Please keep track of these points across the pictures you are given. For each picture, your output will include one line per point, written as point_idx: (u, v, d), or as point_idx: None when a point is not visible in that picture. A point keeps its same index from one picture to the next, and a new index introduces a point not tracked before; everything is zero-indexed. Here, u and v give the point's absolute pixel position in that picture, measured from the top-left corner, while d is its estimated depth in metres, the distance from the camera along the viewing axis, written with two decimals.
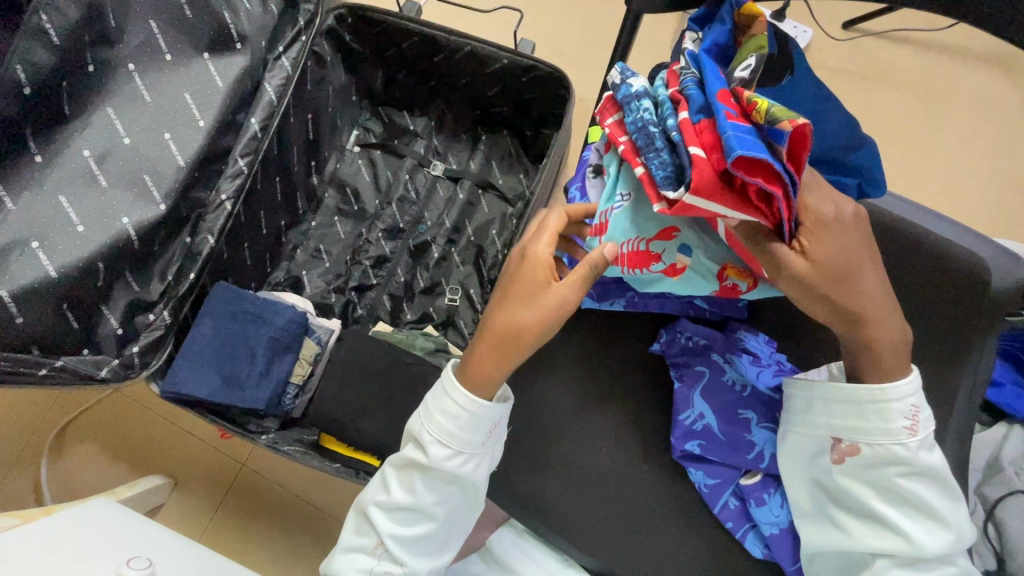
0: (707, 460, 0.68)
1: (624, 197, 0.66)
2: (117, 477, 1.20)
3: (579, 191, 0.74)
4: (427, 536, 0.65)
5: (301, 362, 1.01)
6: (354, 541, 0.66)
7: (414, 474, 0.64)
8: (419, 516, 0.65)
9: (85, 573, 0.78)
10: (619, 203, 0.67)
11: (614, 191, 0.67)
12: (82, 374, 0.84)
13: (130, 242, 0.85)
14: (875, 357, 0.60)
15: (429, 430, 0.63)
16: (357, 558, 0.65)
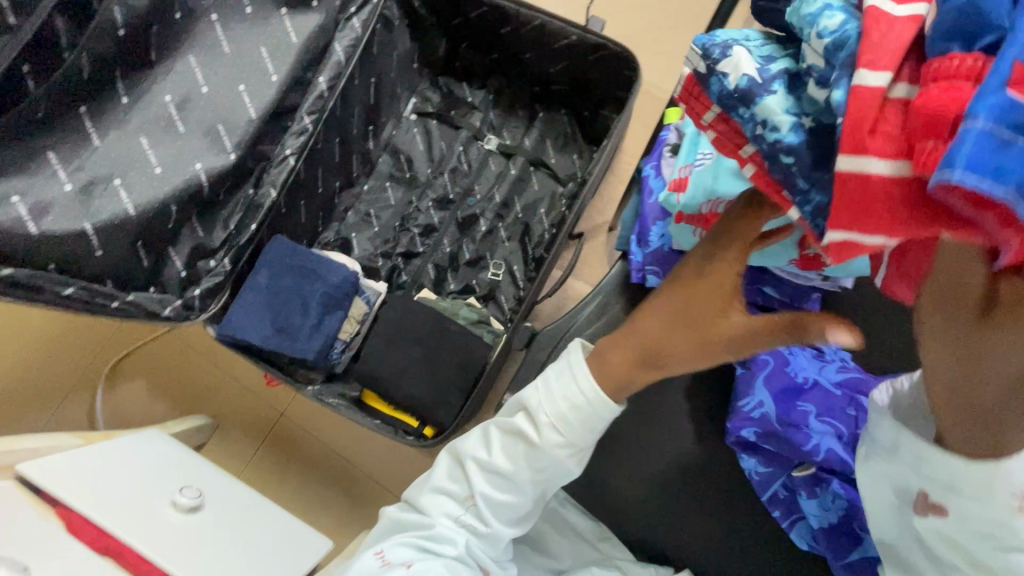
0: (760, 449, 0.68)
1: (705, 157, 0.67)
2: (164, 413, 1.26)
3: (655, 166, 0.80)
4: (514, 502, 0.67)
5: (349, 320, 1.03)
6: (444, 484, 0.69)
7: (518, 446, 0.65)
8: (512, 485, 0.67)
9: (142, 496, 0.84)
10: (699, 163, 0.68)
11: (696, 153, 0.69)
12: (147, 310, 0.88)
13: (200, 188, 0.88)
14: (995, 440, 0.43)
15: (541, 409, 0.63)
16: (445, 502, 0.69)
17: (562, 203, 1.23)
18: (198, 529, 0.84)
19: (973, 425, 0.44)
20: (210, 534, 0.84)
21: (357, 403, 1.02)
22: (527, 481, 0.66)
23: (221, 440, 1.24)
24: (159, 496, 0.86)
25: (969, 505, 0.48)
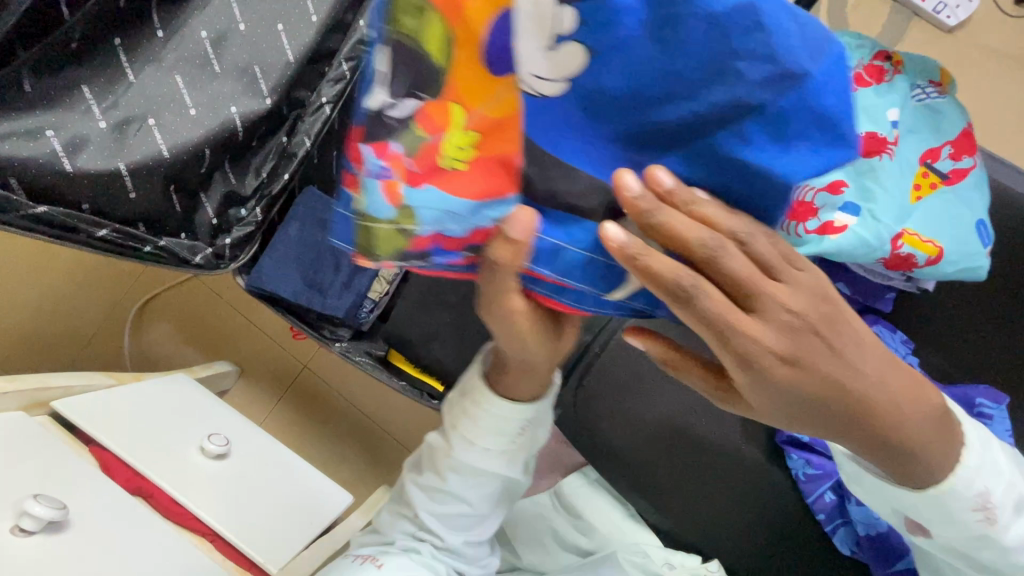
0: (810, 450, 0.70)
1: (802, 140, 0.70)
2: (191, 354, 1.28)
3: None
4: (460, 513, 0.69)
5: (379, 280, 0.99)
6: (398, 503, 0.74)
7: (448, 465, 0.67)
8: (452, 498, 0.69)
9: (171, 439, 0.85)
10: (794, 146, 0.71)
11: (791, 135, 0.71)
12: (179, 257, 0.89)
13: (235, 133, 0.85)
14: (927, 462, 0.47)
15: (456, 433, 0.65)
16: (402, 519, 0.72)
17: None
18: (227, 476, 0.86)
19: (904, 457, 0.46)
20: (239, 481, 0.86)
21: (383, 362, 1.00)
22: (467, 492, 0.68)
23: (245, 386, 1.25)
24: (189, 439, 0.88)
25: (934, 513, 0.51)
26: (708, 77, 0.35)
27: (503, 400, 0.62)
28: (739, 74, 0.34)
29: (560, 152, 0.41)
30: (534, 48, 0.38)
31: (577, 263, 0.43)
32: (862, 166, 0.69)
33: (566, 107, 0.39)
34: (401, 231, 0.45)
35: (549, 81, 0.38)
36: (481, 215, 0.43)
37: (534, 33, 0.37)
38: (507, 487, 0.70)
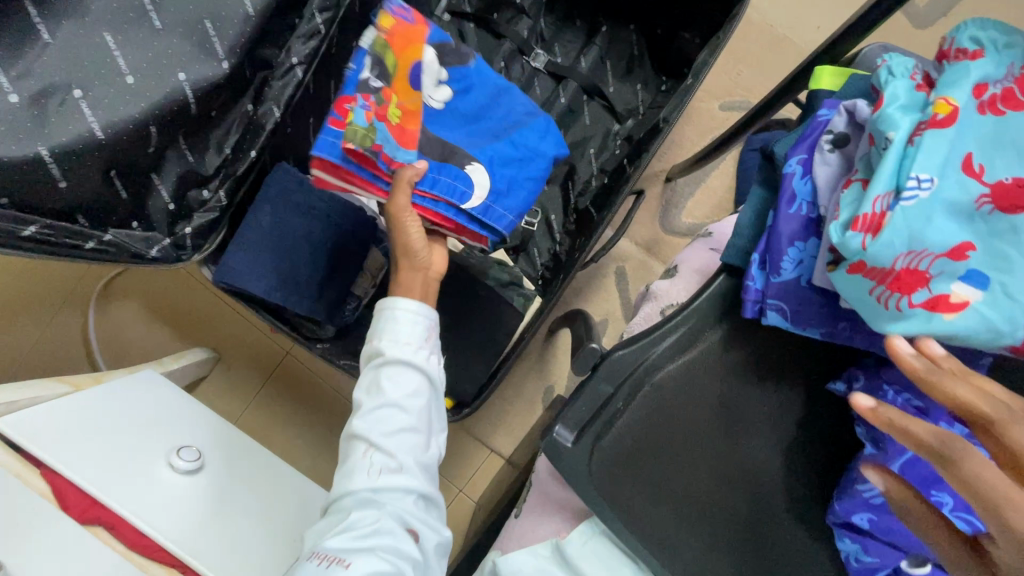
0: (876, 541, 0.44)
1: (920, 178, 0.40)
2: (163, 339, 1.18)
3: (798, 166, 0.48)
4: (405, 433, 0.62)
5: (364, 274, 0.92)
6: (339, 475, 0.62)
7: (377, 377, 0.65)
8: (396, 415, 0.63)
9: (134, 455, 0.77)
10: (907, 184, 0.41)
11: (900, 168, 0.41)
12: (132, 251, 0.76)
13: (186, 104, 0.71)
14: None
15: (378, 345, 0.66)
16: (346, 487, 0.60)
17: (616, 145, 1.05)
18: (199, 495, 0.78)
19: None
20: (214, 501, 0.79)
21: None
22: (402, 398, 0.63)
23: (225, 372, 1.17)
24: (154, 452, 0.80)
25: None
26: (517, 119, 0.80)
27: (421, 307, 0.68)
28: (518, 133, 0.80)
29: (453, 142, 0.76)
30: (431, 82, 0.77)
31: (450, 191, 0.73)
32: (994, 222, 0.40)
33: (451, 124, 0.77)
34: (368, 137, 0.70)
35: (438, 95, 0.77)
36: (396, 151, 0.72)
37: (430, 74, 0.76)
38: (439, 408, 0.68)
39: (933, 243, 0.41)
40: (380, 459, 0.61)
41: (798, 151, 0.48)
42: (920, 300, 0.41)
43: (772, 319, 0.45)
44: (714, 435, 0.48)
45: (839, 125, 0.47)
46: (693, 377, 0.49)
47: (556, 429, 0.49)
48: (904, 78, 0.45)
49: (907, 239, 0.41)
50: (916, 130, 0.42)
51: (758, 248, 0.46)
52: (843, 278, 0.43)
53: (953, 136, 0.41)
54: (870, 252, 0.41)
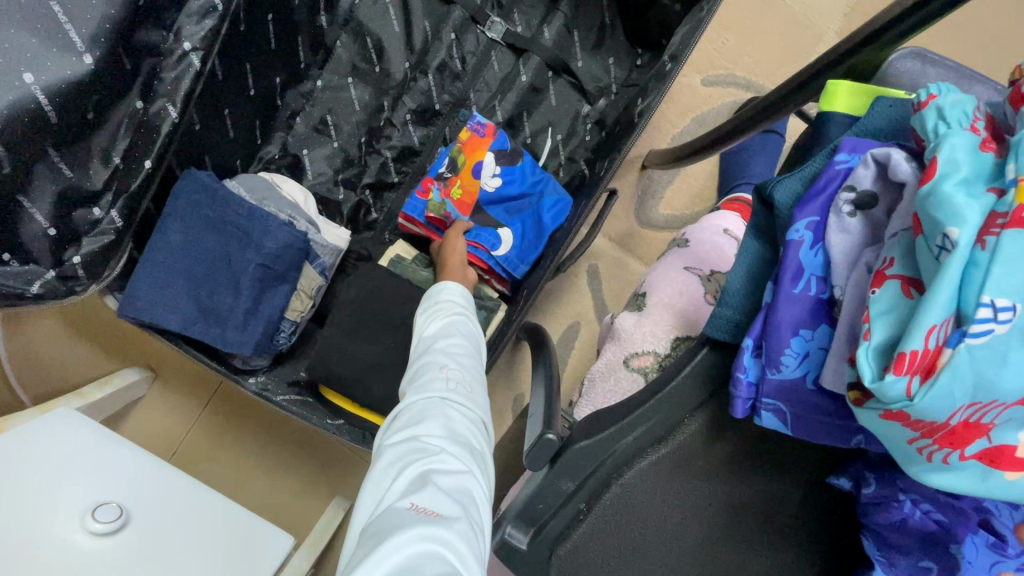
0: None
1: (1005, 308, 0.22)
2: (86, 358, 1.04)
3: (803, 235, 0.32)
4: (480, 375, 0.56)
5: (299, 295, 0.79)
6: (409, 408, 0.51)
7: (449, 325, 0.61)
8: (470, 358, 0.57)
9: (39, 521, 0.68)
10: (983, 311, 0.22)
11: (969, 279, 0.22)
12: (8, 294, 0.63)
13: (42, 113, 0.57)
14: None
15: (442, 306, 0.63)
16: (425, 414, 0.49)
17: (586, 132, 0.93)
18: (116, 560, 0.69)
19: None
20: (136, 562, 0.70)
21: (313, 394, 0.81)
22: (474, 348, 0.59)
23: (163, 392, 1.06)
24: (65, 514, 0.70)
25: None
26: (538, 184, 0.87)
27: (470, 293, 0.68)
28: (540, 201, 0.86)
29: (491, 211, 0.87)
30: (488, 174, 0.87)
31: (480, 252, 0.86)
32: None
33: (496, 198, 0.88)
34: (432, 208, 0.86)
35: (491, 184, 0.87)
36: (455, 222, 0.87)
37: (487, 169, 0.87)
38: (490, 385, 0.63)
39: (1012, 393, 0.22)
40: (462, 391, 0.52)
41: (803, 213, 0.32)
42: (981, 459, 0.24)
43: (770, 423, 0.34)
44: (696, 540, 0.40)
45: (864, 180, 0.31)
46: (674, 472, 0.39)
47: (507, 530, 0.42)
48: (966, 126, 0.26)
49: (979, 387, 0.22)
50: (990, 224, 0.23)
51: (754, 329, 0.34)
52: (874, 422, 0.25)
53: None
54: (919, 409, 0.23)
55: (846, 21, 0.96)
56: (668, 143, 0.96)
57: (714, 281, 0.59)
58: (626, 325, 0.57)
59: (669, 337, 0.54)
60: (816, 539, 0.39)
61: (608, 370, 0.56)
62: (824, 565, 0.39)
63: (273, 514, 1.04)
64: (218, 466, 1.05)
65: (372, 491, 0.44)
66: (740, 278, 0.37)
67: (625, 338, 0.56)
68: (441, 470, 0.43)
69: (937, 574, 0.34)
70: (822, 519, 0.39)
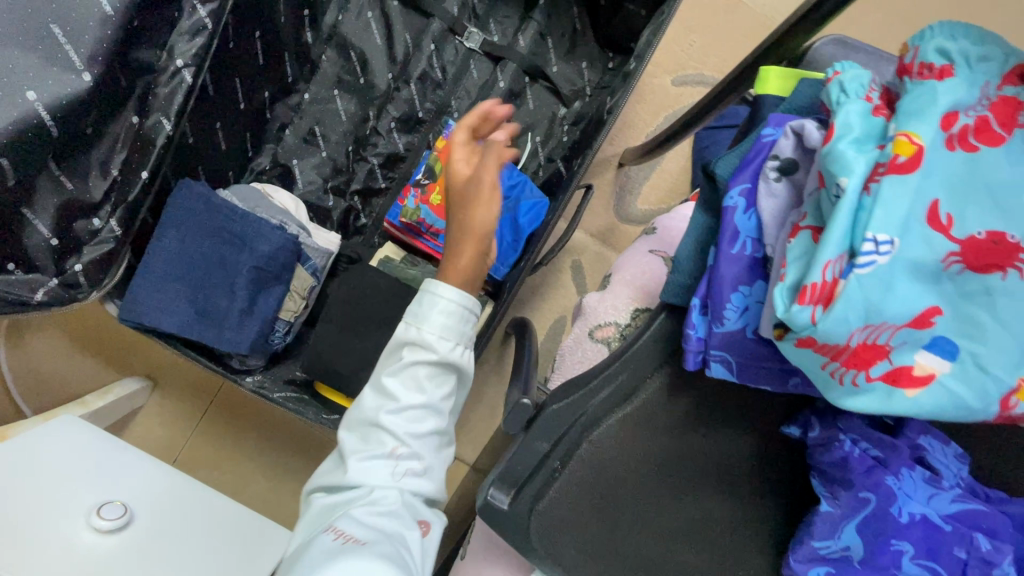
0: None
1: (884, 241, 0.26)
2: (87, 371, 1.07)
3: (737, 202, 0.36)
4: (435, 433, 0.58)
5: (292, 296, 0.82)
6: (357, 451, 0.56)
7: (412, 375, 0.57)
8: (428, 418, 0.57)
9: (46, 520, 0.71)
10: (867, 246, 0.26)
11: (860, 220, 0.26)
12: (12, 299, 0.67)
13: (44, 127, 0.60)
14: None
15: (417, 326, 0.57)
16: (369, 475, 0.55)
17: (564, 132, 0.97)
18: (122, 555, 0.72)
19: None
20: (142, 559, 0.72)
21: (309, 391, 0.85)
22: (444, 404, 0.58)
23: (162, 401, 1.08)
24: (71, 513, 0.73)
25: None
26: (516, 186, 0.91)
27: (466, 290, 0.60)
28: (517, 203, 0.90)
29: None
30: None
31: None
32: (964, 283, 0.27)
33: None
34: (414, 212, 0.89)
35: None
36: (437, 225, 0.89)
37: None
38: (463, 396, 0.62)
39: (897, 312, 0.27)
40: (410, 470, 0.56)
41: (736, 182, 0.36)
42: (887, 381, 0.28)
43: (719, 373, 0.37)
44: (664, 488, 0.43)
45: (786, 149, 0.35)
46: (639, 426, 0.43)
47: (491, 492, 0.45)
48: (862, 95, 0.30)
49: (870, 308, 0.26)
50: (874, 173, 0.27)
51: (699, 290, 0.38)
52: (792, 352, 0.29)
53: (923, 179, 0.26)
54: (821, 331, 0.26)
55: None
56: (641, 140, 1.00)
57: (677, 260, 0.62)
58: (592, 301, 0.61)
59: (629, 308, 0.58)
60: (771, 482, 0.43)
61: (578, 344, 0.60)
62: (782, 505, 0.43)
63: (273, 515, 1.07)
64: (218, 470, 1.08)
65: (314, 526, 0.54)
66: (689, 247, 0.41)
67: (590, 312, 0.60)
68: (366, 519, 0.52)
69: (874, 506, 0.38)
70: (773, 462, 0.43)
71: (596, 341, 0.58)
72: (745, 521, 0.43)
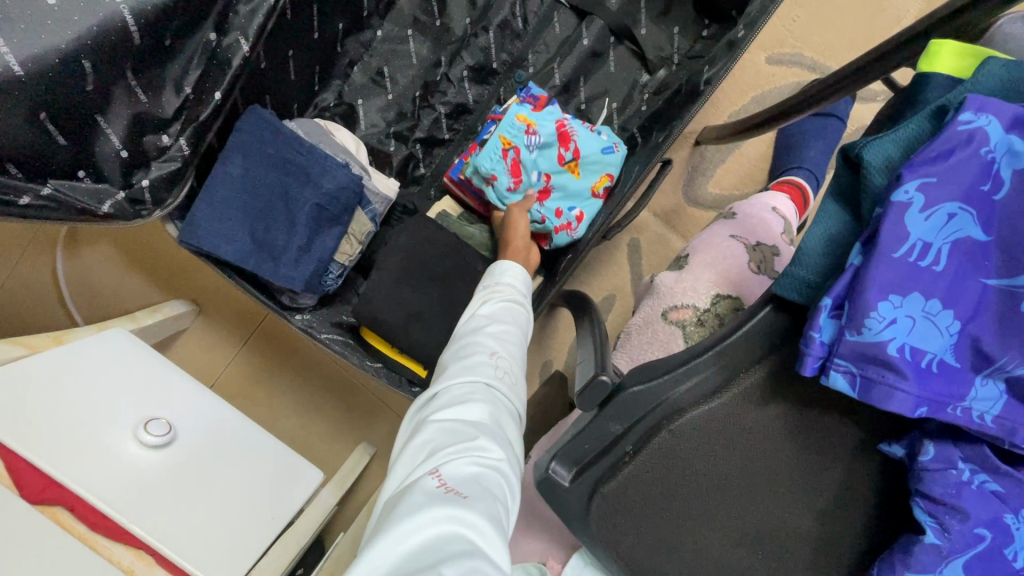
0: None
1: (544, 175, 0.83)
2: (135, 288, 1.09)
3: (920, 190, 0.31)
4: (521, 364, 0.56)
5: (349, 239, 0.81)
6: (456, 379, 0.50)
7: (502, 309, 0.58)
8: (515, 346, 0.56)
9: (94, 426, 0.72)
10: (537, 182, 0.83)
11: (532, 178, 0.83)
12: (79, 208, 0.66)
13: (126, 31, 0.58)
14: None
15: (504, 288, 0.61)
16: (466, 389, 0.49)
17: (644, 101, 0.92)
18: (167, 471, 0.73)
19: None
20: (183, 480, 0.73)
21: (354, 337, 0.84)
22: (524, 338, 0.58)
23: (205, 327, 1.10)
24: (118, 425, 0.74)
25: None
26: None
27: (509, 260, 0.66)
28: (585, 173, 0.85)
29: None
30: None
31: None
32: (587, 170, 0.84)
33: None
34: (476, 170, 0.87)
35: None
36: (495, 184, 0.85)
37: None
38: None
39: (587, 183, 0.84)
40: (507, 378, 0.52)
41: (922, 168, 0.31)
42: (566, 226, 0.82)
43: (839, 385, 0.33)
44: (742, 491, 0.41)
45: (983, 148, 0.31)
46: (724, 427, 0.40)
47: (552, 466, 0.44)
48: (523, 139, 0.81)
49: (564, 194, 0.84)
50: (528, 163, 0.82)
51: (837, 287, 0.33)
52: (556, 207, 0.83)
53: (528, 156, 0.82)
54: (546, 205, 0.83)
55: (927, 6, 0.93)
56: (724, 121, 0.95)
57: (756, 248, 0.65)
58: (667, 281, 0.62)
59: (710, 293, 0.60)
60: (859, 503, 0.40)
61: (646, 323, 0.61)
62: (871, 527, 0.39)
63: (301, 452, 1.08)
64: (252, 401, 1.09)
65: (411, 450, 0.45)
66: (818, 238, 0.36)
67: (665, 292, 0.61)
68: (465, 444, 0.43)
69: (987, 543, 0.34)
70: (874, 483, 0.39)
71: (670, 322, 0.59)
72: (819, 536, 0.40)
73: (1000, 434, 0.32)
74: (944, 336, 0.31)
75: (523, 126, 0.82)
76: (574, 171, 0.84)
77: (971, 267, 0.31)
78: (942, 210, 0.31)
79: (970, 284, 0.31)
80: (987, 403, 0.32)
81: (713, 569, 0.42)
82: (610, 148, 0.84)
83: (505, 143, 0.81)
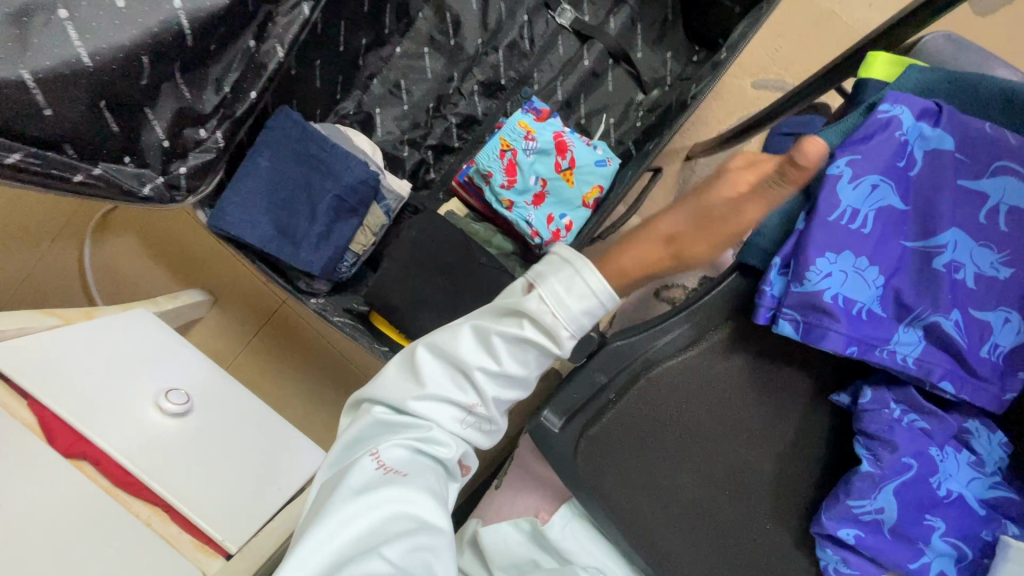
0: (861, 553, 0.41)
1: (540, 180, 0.91)
2: (156, 278, 1.15)
3: (850, 167, 0.39)
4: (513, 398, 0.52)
5: (363, 231, 0.88)
6: (430, 400, 0.49)
7: (526, 352, 0.48)
8: (516, 385, 0.51)
9: (118, 392, 0.77)
10: (532, 187, 0.91)
11: (527, 183, 0.90)
12: (122, 188, 0.73)
13: (181, 33, 0.66)
14: None
15: (555, 328, 0.45)
16: (438, 409, 0.49)
17: (638, 119, 1.00)
18: (184, 437, 0.78)
19: None
20: (197, 447, 0.78)
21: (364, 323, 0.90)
22: (533, 378, 0.51)
23: (219, 316, 1.15)
24: (140, 393, 0.79)
25: None
26: None
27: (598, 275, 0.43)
28: None
29: None
30: None
31: None
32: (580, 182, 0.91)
33: None
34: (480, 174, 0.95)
35: None
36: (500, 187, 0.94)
37: None
38: None
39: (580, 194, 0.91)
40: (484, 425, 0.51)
41: (855, 146, 0.39)
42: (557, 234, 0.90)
43: (786, 330, 0.39)
44: (710, 436, 0.46)
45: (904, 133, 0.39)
46: (694, 376, 0.46)
47: (544, 414, 0.48)
48: (521, 146, 0.90)
49: (557, 201, 0.91)
50: (523, 168, 0.90)
51: (784, 249, 0.40)
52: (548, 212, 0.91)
53: (525, 162, 0.90)
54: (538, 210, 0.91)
55: None
56: (711, 137, 1.03)
57: None
58: None
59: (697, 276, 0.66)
60: (812, 446, 0.45)
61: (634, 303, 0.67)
62: (821, 465, 0.45)
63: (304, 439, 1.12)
64: (259, 389, 1.14)
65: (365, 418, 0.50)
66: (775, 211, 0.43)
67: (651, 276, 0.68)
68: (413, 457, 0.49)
69: (915, 472, 0.39)
70: (822, 427, 0.45)
71: (662, 300, 0.66)
72: (778, 477, 0.45)
73: (919, 372, 0.38)
74: (870, 287, 0.38)
75: (523, 133, 0.90)
76: (569, 181, 0.91)
77: (891, 231, 0.39)
78: (868, 181, 0.39)
79: (891, 244, 0.39)
80: (909, 346, 0.38)
81: (685, 510, 0.47)
82: (603, 161, 0.92)
83: (505, 145, 0.90)
